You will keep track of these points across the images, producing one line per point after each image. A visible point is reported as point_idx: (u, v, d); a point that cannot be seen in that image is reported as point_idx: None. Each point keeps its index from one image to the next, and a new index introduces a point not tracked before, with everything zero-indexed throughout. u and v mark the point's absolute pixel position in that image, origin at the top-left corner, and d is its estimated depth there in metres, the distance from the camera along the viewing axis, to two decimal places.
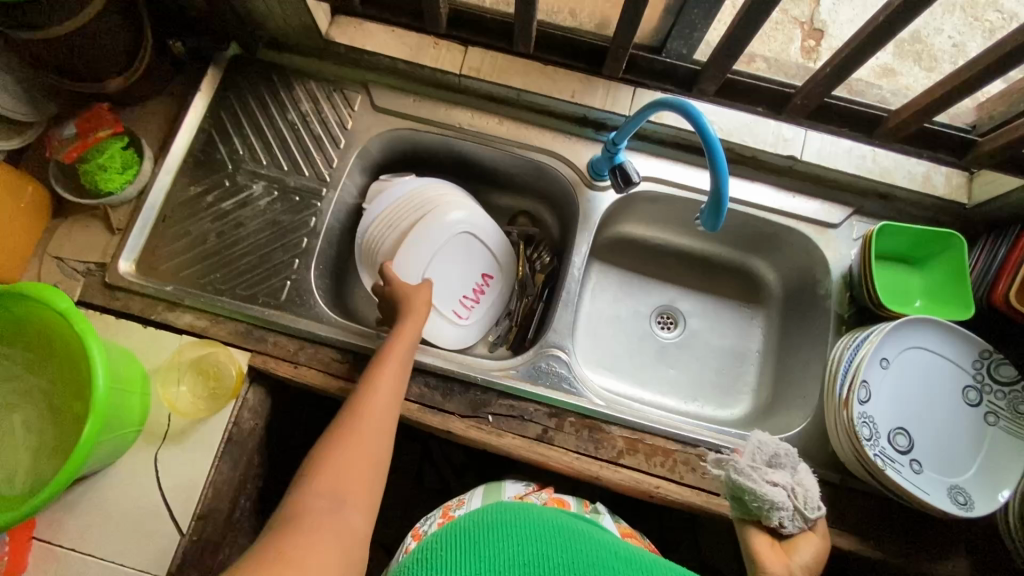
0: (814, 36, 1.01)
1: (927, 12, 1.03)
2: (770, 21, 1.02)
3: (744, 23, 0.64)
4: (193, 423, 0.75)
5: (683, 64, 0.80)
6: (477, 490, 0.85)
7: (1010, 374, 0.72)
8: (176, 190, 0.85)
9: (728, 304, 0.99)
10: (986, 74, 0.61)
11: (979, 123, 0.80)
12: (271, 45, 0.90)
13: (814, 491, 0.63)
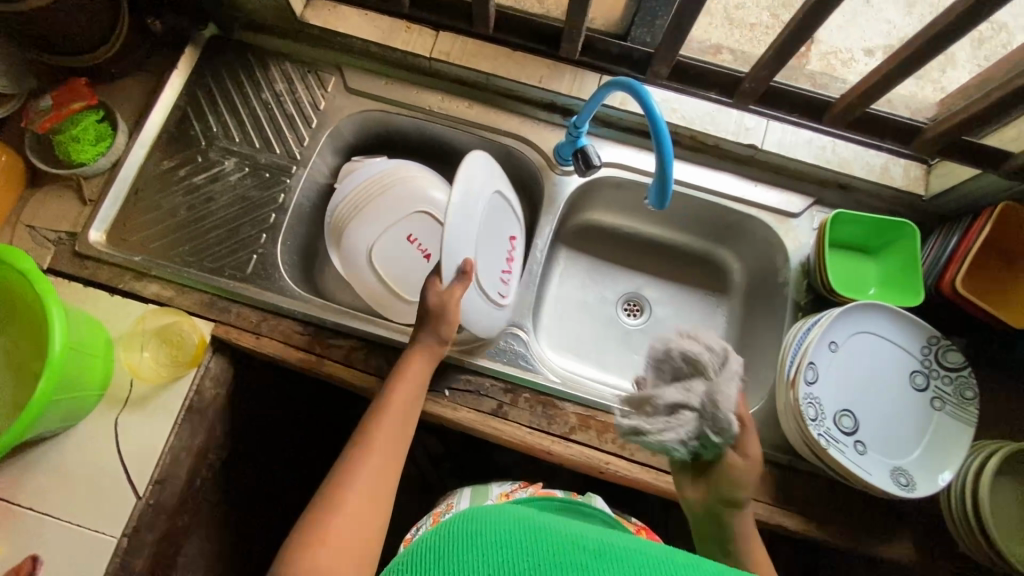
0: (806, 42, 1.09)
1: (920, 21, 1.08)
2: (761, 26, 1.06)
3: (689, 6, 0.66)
4: (155, 388, 0.76)
5: (643, 49, 0.81)
6: (466, 493, 0.87)
7: (956, 360, 0.74)
8: (150, 164, 0.87)
9: (695, 293, 1.00)
10: (918, 59, 0.62)
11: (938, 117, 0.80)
12: (248, 27, 0.92)
13: (723, 413, 0.57)
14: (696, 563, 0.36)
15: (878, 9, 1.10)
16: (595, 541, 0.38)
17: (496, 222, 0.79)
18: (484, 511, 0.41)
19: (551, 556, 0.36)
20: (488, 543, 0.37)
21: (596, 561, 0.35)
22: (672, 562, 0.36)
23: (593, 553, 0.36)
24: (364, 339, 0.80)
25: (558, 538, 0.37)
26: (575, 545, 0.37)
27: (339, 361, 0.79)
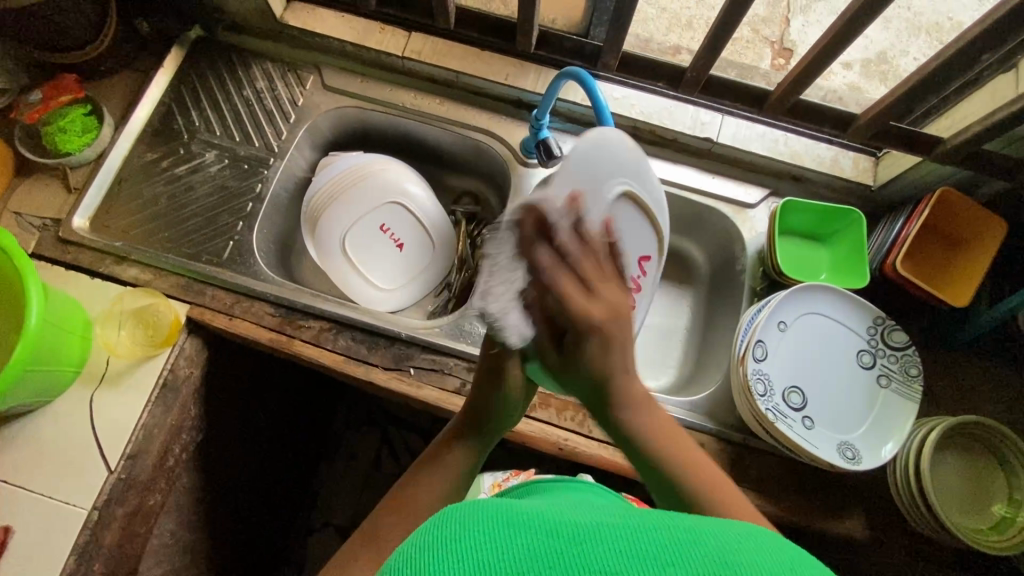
0: (784, 55, 1.17)
1: (895, 35, 1.14)
2: (743, 40, 1.18)
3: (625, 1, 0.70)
4: (130, 365, 0.79)
5: (588, 42, 0.86)
6: None
7: (901, 339, 0.76)
8: (134, 156, 0.92)
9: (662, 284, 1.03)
10: (838, 48, 0.66)
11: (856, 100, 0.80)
12: (230, 27, 0.97)
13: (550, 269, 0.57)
14: (691, 530, 0.32)
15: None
16: (573, 527, 0.32)
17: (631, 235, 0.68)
18: (452, 511, 0.34)
19: (529, 552, 0.30)
20: (462, 549, 0.30)
21: (574, 547, 0.30)
22: (664, 531, 0.31)
23: (571, 540, 0.31)
24: (333, 321, 0.83)
25: (534, 528, 0.32)
26: (548, 531, 0.31)
27: (309, 341, 0.82)
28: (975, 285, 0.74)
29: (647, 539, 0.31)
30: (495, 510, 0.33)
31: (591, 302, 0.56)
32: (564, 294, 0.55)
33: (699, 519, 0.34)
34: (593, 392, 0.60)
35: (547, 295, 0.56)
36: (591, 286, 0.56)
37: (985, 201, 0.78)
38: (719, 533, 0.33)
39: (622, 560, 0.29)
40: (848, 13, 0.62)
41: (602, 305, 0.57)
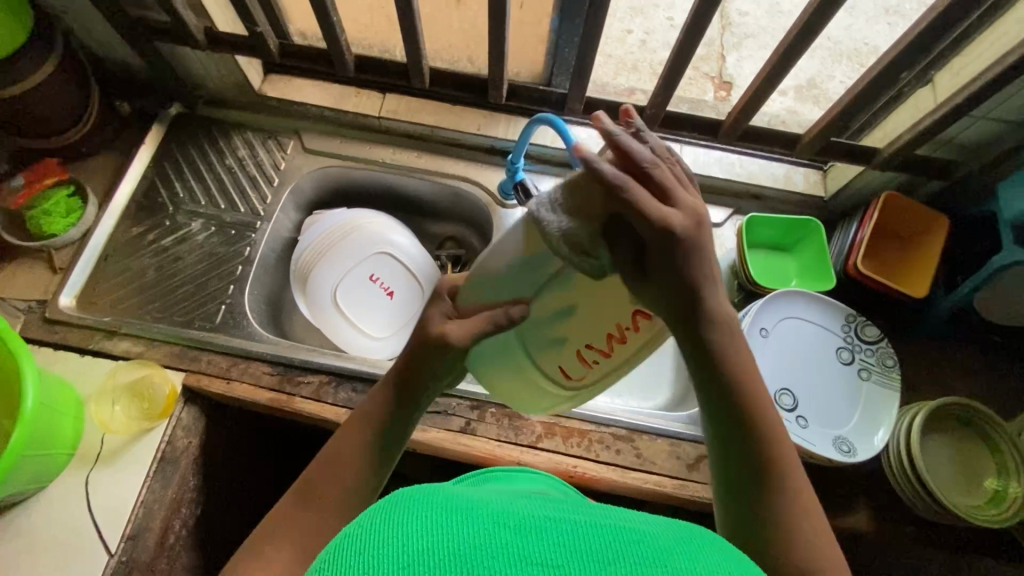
0: (724, 87, 1.28)
1: (821, 64, 1.27)
2: (686, 77, 1.29)
3: (584, 52, 0.76)
4: (127, 443, 0.78)
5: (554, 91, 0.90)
6: None
7: (873, 333, 0.82)
8: (119, 231, 0.93)
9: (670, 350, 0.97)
10: (774, 75, 0.73)
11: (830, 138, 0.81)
12: (209, 102, 1.01)
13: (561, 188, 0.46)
14: (640, 531, 0.33)
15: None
16: (520, 518, 0.33)
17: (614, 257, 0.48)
18: (403, 494, 0.35)
19: (475, 540, 0.31)
20: (411, 534, 0.31)
21: (517, 537, 0.31)
22: (612, 530, 0.33)
23: (519, 531, 0.32)
24: (332, 373, 0.83)
25: (483, 517, 0.33)
26: (496, 522, 0.32)
27: (308, 397, 0.82)
28: (930, 274, 0.81)
29: (590, 533, 0.32)
30: (449, 502, 0.34)
31: (669, 209, 0.43)
32: (641, 208, 0.41)
33: (653, 521, 0.35)
34: (686, 324, 0.48)
35: (614, 207, 0.43)
36: (669, 195, 0.43)
37: (926, 201, 0.86)
38: (668, 535, 0.34)
39: (563, 553, 0.30)
40: (780, 50, 0.70)
41: (681, 213, 0.44)
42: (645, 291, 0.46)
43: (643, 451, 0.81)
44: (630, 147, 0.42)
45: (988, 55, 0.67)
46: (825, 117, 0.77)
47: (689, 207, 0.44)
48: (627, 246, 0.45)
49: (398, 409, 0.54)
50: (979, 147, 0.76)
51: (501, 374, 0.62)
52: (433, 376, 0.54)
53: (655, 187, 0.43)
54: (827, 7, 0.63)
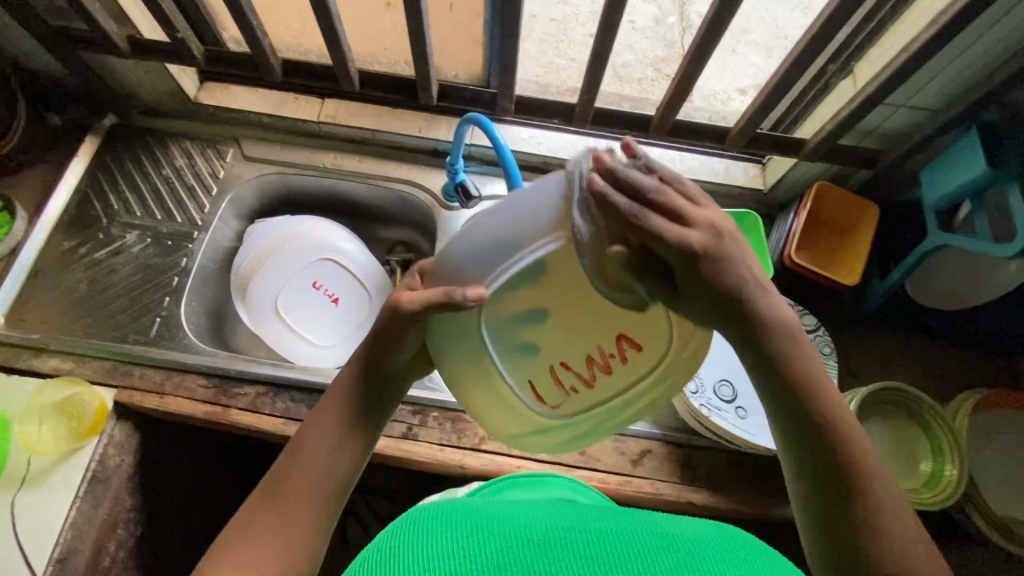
0: None
1: (777, 61, 1.29)
2: (646, 79, 1.30)
3: (509, 52, 0.75)
4: (55, 463, 0.75)
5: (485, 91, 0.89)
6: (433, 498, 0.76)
7: (810, 322, 0.83)
8: (51, 246, 0.91)
9: None
10: (692, 72, 0.74)
11: (747, 131, 0.81)
12: (144, 111, 0.99)
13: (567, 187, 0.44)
14: (658, 536, 0.41)
15: (743, 57, 1.30)
16: (539, 535, 0.41)
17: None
18: (438, 526, 0.43)
19: (508, 555, 0.39)
20: (449, 557, 0.39)
21: (542, 550, 0.39)
22: (625, 539, 0.41)
23: (541, 547, 0.39)
24: (270, 384, 0.82)
25: (510, 538, 0.41)
26: (525, 542, 0.40)
27: (245, 408, 0.80)
28: (861, 264, 0.82)
29: (615, 546, 0.40)
30: (479, 528, 0.42)
31: (687, 231, 0.42)
32: (664, 237, 0.41)
33: (674, 529, 0.44)
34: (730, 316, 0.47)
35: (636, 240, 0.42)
36: (683, 218, 0.42)
37: (858, 191, 0.88)
38: (681, 537, 0.42)
39: (584, 563, 0.38)
40: (694, 51, 0.70)
41: (699, 230, 0.42)
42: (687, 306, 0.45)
43: (587, 449, 0.81)
44: (643, 191, 0.41)
45: (897, 45, 0.68)
46: (747, 112, 0.78)
47: (705, 223, 0.43)
48: (651, 269, 0.43)
49: (360, 401, 0.55)
50: (900, 136, 0.77)
51: (465, 387, 0.55)
52: (388, 362, 0.55)
53: (668, 209, 0.42)
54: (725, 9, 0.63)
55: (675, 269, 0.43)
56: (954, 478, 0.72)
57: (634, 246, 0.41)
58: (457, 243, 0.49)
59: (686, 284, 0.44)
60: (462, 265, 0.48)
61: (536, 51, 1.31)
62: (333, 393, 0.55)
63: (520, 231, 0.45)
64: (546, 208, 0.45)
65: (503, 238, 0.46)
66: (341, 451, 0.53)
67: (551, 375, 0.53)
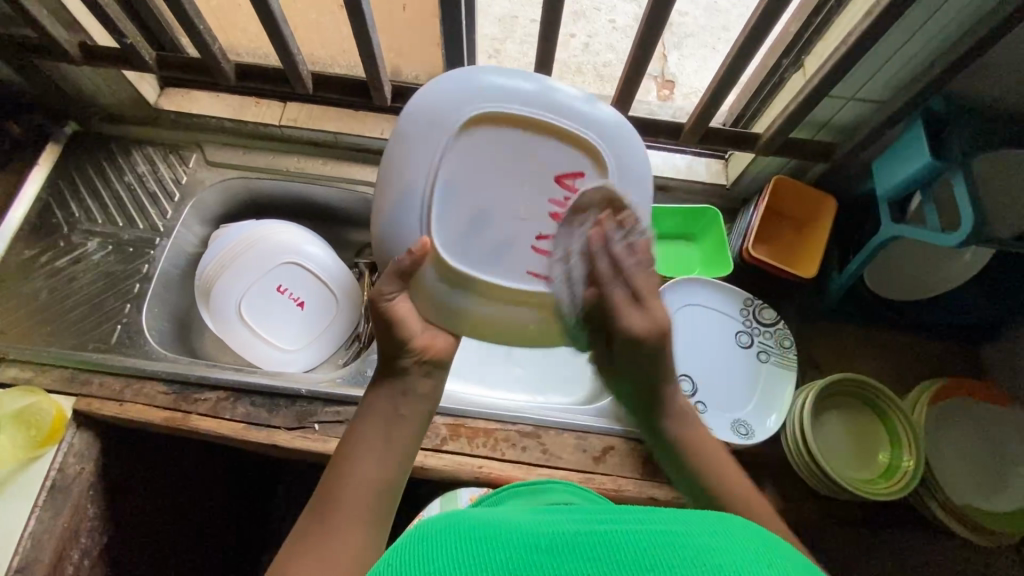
0: (667, 86, 1.26)
1: None
2: None
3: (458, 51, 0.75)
4: (13, 472, 0.75)
5: None
6: (432, 505, 0.76)
7: (770, 316, 0.83)
8: (12, 255, 0.90)
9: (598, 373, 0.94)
10: (637, 69, 0.74)
11: (698, 127, 0.82)
12: (105, 118, 0.99)
13: (425, 112, 0.55)
14: (673, 530, 0.34)
15: (721, 54, 1.30)
16: (549, 541, 0.35)
17: (506, 155, 0.58)
18: (432, 530, 0.37)
19: (511, 563, 0.33)
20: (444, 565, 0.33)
21: (551, 556, 0.33)
22: (642, 534, 0.34)
23: (549, 552, 0.33)
24: (230, 389, 0.81)
25: (513, 545, 0.34)
26: (529, 549, 0.34)
27: (205, 414, 0.80)
28: (818, 257, 0.82)
29: (630, 545, 0.33)
30: (478, 534, 0.36)
31: (661, 305, 0.54)
32: (619, 316, 0.52)
33: (686, 520, 0.36)
34: (647, 402, 0.58)
35: (598, 306, 0.54)
36: (643, 303, 0.53)
37: (817, 184, 0.88)
38: (690, 532, 0.34)
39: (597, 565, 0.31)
40: (636, 49, 0.71)
41: (648, 320, 0.52)
42: (610, 360, 0.56)
43: (549, 447, 0.81)
44: (627, 253, 0.54)
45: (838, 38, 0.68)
46: (697, 108, 0.78)
47: (664, 312, 0.53)
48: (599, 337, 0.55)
49: (395, 400, 0.55)
50: (850, 130, 0.78)
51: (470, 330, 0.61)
52: (399, 355, 0.56)
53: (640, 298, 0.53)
54: (662, 5, 0.63)
55: (612, 343, 0.54)
56: (911, 469, 0.72)
57: (591, 301, 0.54)
58: (378, 213, 0.56)
59: (617, 355, 0.54)
60: (395, 225, 0.56)
61: (516, 53, 1.30)
62: (365, 408, 0.55)
63: (422, 157, 0.55)
64: (430, 138, 0.55)
65: (411, 171, 0.55)
66: (381, 452, 0.52)
67: (534, 251, 0.59)
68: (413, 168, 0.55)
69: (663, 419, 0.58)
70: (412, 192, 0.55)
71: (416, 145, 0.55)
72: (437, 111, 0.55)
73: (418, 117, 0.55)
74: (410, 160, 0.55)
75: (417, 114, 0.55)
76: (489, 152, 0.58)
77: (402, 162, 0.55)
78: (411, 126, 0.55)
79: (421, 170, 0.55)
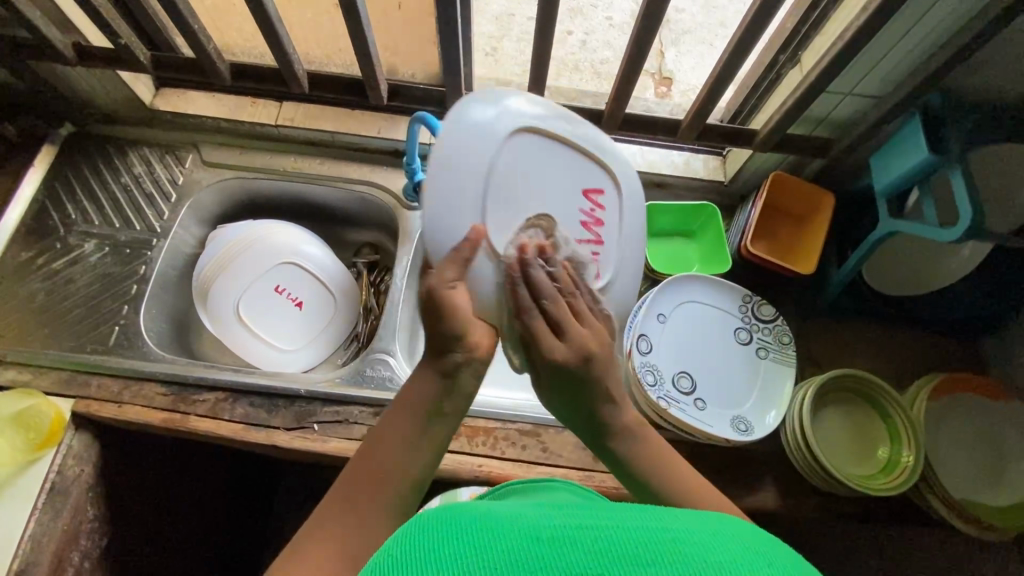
0: (665, 82, 1.26)
1: None
2: None
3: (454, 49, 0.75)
4: (12, 475, 0.75)
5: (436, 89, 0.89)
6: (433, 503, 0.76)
7: (769, 312, 0.83)
8: (8, 258, 0.90)
9: None
10: (634, 66, 0.74)
11: (694, 124, 0.82)
12: (101, 119, 0.98)
13: (479, 112, 0.55)
14: (678, 527, 0.34)
15: (719, 50, 1.29)
16: (553, 526, 0.34)
17: (550, 167, 0.59)
18: (434, 515, 0.36)
19: (514, 550, 0.32)
20: (445, 555, 0.32)
21: (555, 543, 0.32)
22: (646, 528, 0.33)
23: (551, 539, 0.32)
24: (228, 390, 0.81)
25: (516, 528, 0.34)
26: (533, 535, 0.33)
27: (204, 415, 0.80)
28: (816, 253, 0.82)
29: (634, 541, 0.32)
30: (480, 517, 0.35)
31: (583, 331, 0.56)
32: (541, 342, 0.54)
33: (693, 518, 0.35)
34: (593, 425, 0.59)
35: (525, 332, 0.55)
36: (563, 331, 0.55)
37: (815, 180, 0.88)
38: (695, 530, 0.33)
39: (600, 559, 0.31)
40: (632, 46, 0.70)
41: (571, 348, 0.55)
42: (541, 379, 0.57)
43: (549, 445, 0.81)
44: (547, 279, 0.55)
45: (834, 34, 0.68)
46: (694, 105, 0.78)
47: (585, 338, 0.55)
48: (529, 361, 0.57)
49: (435, 397, 0.54)
50: (847, 125, 0.78)
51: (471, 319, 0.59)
52: None
53: (563, 326, 0.55)
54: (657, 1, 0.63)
55: (541, 371, 0.56)
56: (910, 466, 0.72)
57: (520, 326, 0.55)
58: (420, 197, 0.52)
59: (545, 380, 0.57)
60: (436, 206, 0.52)
61: (513, 50, 1.30)
62: (408, 387, 0.54)
63: (474, 148, 0.54)
64: (486, 129, 0.54)
65: (461, 159, 0.53)
66: (411, 449, 0.52)
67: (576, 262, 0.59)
68: (465, 157, 0.53)
69: (610, 440, 0.58)
70: (461, 180, 0.53)
71: (471, 135, 0.54)
72: (494, 112, 0.56)
73: (473, 115, 0.55)
74: (460, 147, 0.53)
75: (471, 113, 0.55)
76: (535, 162, 0.58)
77: (452, 149, 0.53)
78: (464, 118, 0.54)
79: (473, 160, 0.53)
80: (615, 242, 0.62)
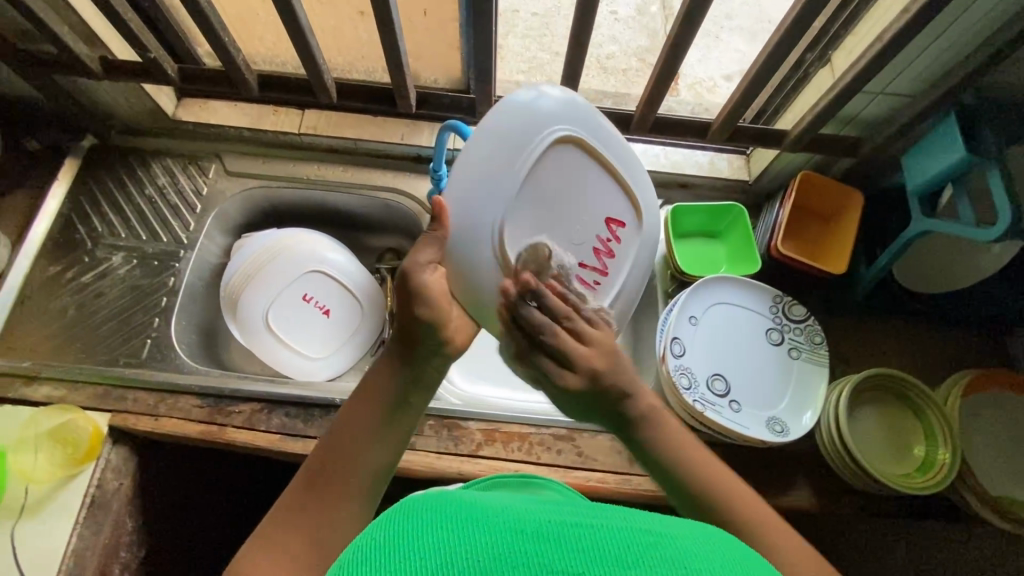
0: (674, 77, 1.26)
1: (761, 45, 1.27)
2: (635, 71, 1.29)
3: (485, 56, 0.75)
4: (52, 492, 0.75)
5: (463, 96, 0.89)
6: None
7: (801, 312, 0.83)
8: (36, 273, 0.90)
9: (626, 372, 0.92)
10: (667, 70, 0.73)
11: (723, 124, 0.82)
12: (123, 131, 0.98)
13: (536, 117, 0.60)
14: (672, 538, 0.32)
15: (726, 42, 1.29)
16: (536, 523, 0.33)
17: (577, 184, 0.65)
18: (420, 500, 0.35)
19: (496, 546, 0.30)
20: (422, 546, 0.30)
21: (538, 542, 0.31)
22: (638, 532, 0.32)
23: (537, 537, 0.31)
24: (264, 401, 0.82)
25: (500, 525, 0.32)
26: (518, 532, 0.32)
27: (241, 426, 0.80)
28: (846, 252, 0.82)
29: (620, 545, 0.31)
30: (466, 510, 0.34)
31: (585, 351, 0.57)
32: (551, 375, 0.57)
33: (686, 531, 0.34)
34: (614, 417, 0.57)
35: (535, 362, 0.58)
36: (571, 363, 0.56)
37: (842, 178, 0.88)
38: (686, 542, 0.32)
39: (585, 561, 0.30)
40: (666, 52, 0.70)
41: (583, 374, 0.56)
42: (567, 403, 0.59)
43: (585, 450, 0.81)
44: (539, 314, 0.58)
45: (870, 36, 0.68)
46: (725, 107, 0.78)
47: (590, 357, 0.56)
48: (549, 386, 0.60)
49: (403, 384, 0.54)
50: (878, 125, 0.78)
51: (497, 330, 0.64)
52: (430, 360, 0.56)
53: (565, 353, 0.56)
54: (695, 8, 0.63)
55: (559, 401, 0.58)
56: (947, 462, 0.73)
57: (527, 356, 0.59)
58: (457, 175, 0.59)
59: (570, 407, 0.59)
60: (467, 189, 0.59)
61: (519, 47, 1.29)
62: (379, 370, 0.54)
63: (516, 146, 0.59)
64: (528, 128, 0.60)
65: (501, 151, 0.59)
66: (380, 440, 0.52)
67: (574, 277, 0.66)
68: (506, 151, 0.59)
69: (634, 430, 0.56)
70: (496, 172, 0.59)
71: (517, 132, 0.60)
72: (544, 117, 0.61)
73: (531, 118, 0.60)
74: (502, 142, 0.59)
75: (530, 114, 0.60)
76: (566, 176, 0.64)
77: (496, 142, 0.59)
78: (516, 112, 0.60)
79: (512, 156, 0.59)
80: (621, 272, 0.70)
